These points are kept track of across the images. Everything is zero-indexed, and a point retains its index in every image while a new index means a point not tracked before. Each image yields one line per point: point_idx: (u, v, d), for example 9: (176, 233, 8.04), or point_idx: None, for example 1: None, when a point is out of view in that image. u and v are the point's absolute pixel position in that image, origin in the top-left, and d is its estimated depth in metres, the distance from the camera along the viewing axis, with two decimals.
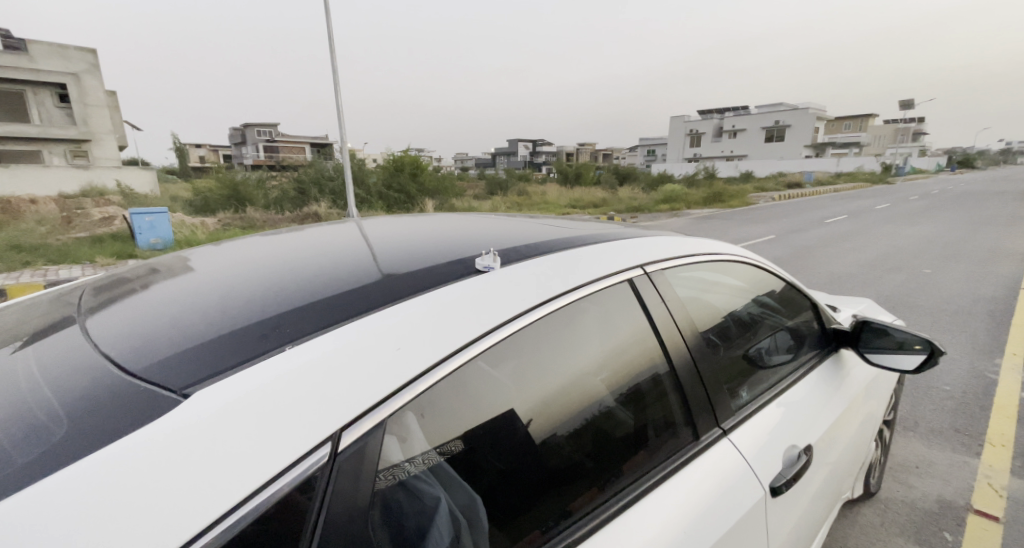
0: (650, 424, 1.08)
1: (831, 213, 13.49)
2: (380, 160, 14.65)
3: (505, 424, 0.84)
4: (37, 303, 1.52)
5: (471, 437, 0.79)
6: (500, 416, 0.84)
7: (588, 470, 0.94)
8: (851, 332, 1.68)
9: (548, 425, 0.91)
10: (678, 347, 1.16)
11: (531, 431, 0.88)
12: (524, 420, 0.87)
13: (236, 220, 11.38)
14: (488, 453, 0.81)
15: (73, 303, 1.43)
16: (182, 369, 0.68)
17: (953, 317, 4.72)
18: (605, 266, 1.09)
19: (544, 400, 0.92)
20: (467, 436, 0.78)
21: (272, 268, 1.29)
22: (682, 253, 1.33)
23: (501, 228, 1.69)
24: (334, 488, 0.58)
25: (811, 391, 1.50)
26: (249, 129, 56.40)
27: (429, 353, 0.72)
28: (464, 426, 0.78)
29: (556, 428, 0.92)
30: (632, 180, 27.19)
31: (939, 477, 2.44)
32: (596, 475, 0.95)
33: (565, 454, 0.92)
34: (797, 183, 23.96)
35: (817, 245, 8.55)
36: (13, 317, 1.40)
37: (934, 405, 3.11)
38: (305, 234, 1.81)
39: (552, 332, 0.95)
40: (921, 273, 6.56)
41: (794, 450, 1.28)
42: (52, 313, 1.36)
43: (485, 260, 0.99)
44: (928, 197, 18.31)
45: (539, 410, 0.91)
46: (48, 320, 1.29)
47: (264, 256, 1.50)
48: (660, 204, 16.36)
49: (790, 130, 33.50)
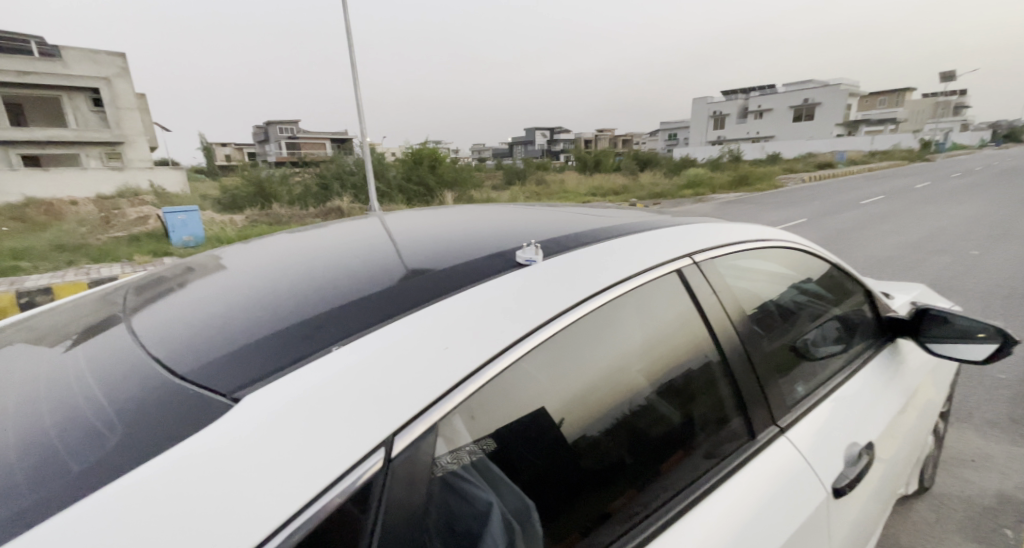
0: (697, 419, 1.02)
1: (865, 194, 12.94)
2: (399, 153, 14.72)
3: (541, 422, 0.78)
4: (83, 303, 1.55)
5: (509, 436, 0.73)
6: (537, 414, 0.78)
7: (630, 466, 0.89)
8: (908, 320, 1.58)
9: (585, 423, 0.85)
10: (728, 338, 1.10)
11: (565, 429, 0.82)
12: (559, 419, 0.81)
13: (263, 216, 11.62)
14: (533, 454, 0.76)
15: (116, 302, 1.45)
16: (230, 372, 0.66)
17: (1006, 301, 4.47)
18: (651, 256, 1.03)
19: (581, 395, 0.86)
20: (509, 434, 0.73)
21: (306, 263, 1.28)
22: (728, 241, 1.26)
23: (532, 218, 1.64)
24: (388, 493, 0.55)
25: (866, 383, 1.42)
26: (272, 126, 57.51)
27: (479, 353, 0.68)
28: (513, 425, 0.74)
29: (591, 428, 0.86)
30: (654, 165, 26.67)
31: (997, 472, 2.30)
32: (637, 474, 0.90)
33: (605, 451, 0.87)
34: (829, 163, 23.10)
35: (852, 227, 8.22)
36: (60, 317, 1.43)
37: (988, 394, 2.94)
38: (329, 230, 1.80)
39: (596, 326, 0.89)
40: (967, 255, 6.23)
41: (855, 447, 1.21)
42: (97, 313, 1.37)
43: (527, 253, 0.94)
44: (971, 174, 17.41)
45: (573, 407, 0.83)
46: (92, 320, 1.31)
47: (294, 253, 1.48)
48: (684, 190, 16.01)
49: (820, 108, 32.25)
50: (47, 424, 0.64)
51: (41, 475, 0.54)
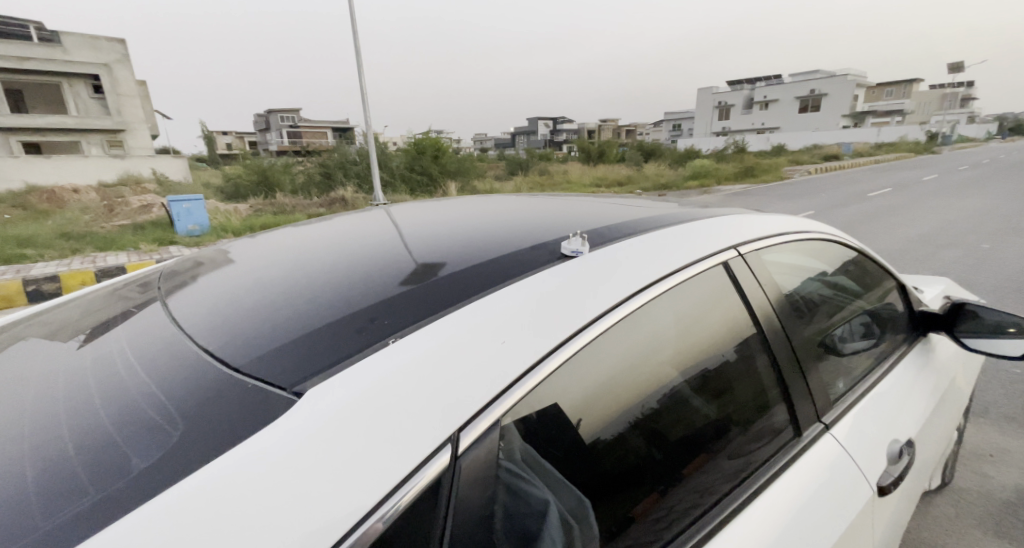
0: (735, 414, 0.99)
1: (873, 187, 12.85)
2: (402, 143, 14.61)
3: (560, 422, 0.69)
4: (95, 298, 1.53)
5: (538, 435, 0.66)
6: (556, 413, 0.69)
7: (657, 463, 0.84)
8: (942, 315, 1.56)
9: (599, 426, 0.76)
10: (773, 331, 1.08)
11: (582, 431, 0.73)
12: (576, 420, 0.71)
13: (267, 205, 11.56)
14: (580, 452, 0.73)
15: (129, 296, 1.43)
16: (285, 364, 0.64)
17: (1019, 295, 4.43)
18: (698, 248, 1.00)
19: (598, 391, 0.76)
20: (535, 433, 0.65)
21: (326, 255, 1.25)
22: (768, 233, 1.22)
23: (558, 209, 1.60)
24: (458, 490, 0.52)
25: (901, 379, 1.40)
26: (273, 115, 57.14)
27: (536, 346, 0.65)
28: (552, 421, 0.68)
29: (603, 431, 0.76)
30: (657, 156, 26.50)
31: (1016, 467, 2.29)
32: (665, 473, 0.85)
33: (633, 447, 0.81)
34: (835, 155, 22.93)
35: (861, 220, 8.16)
36: (72, 313, 1.40)
37: (1004, 389, 2.91)
38: (340, 222, 1.77)
39: (641, 320, 0.85)
40: (978, 248, 6.18)
41: (896, 445, 1.19)
42: (111, 308, 1.34)
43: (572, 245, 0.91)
44: (980, 167, 17.23)
45: (588, 406, 0.73)
46: (108, 315, 1.28)
47: (316, 244, 1.45)
48: (689, 181, 15.91)
49: (826, 100, 31.94)
50: (98, 419, 0.61)
51: (104, 473, 0.51)
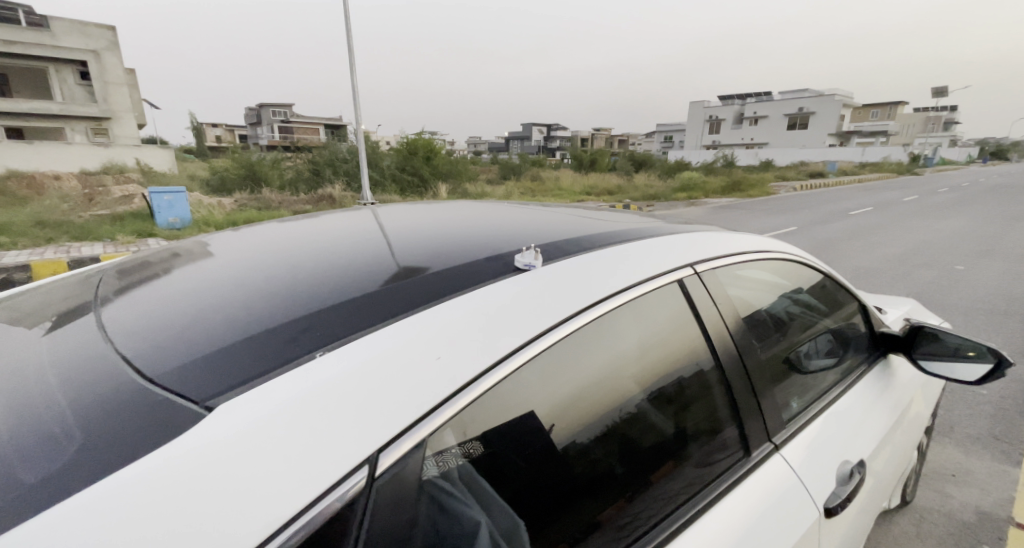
0: (689, 429, 1.01)
1: (855, 205, 13.14)
2: (393, 142, 14.55)
3: (531, 428, 0.74)
4: (64, 285, 1.48)
5: (502, 440, 0.70)
6: (526, 417, 0.73)
7: (618, 476, 0.86)
8: (902, 337, 1.58)
9: (573, 430, 0.81)
10: (726, 348, 1.09)
11: (553, 436, 0.78)
12: (548, 425, 0.76)
13: (253, 200, 11.38)
14: (528, 460, 0.74)
15: (98, 285, 1.38)
16: (205, 376, 0.61)
17: (988, 317, 4.55)
18: (653, 265, 1.01)
19: (570, 400, 0.81)
20: (495, 434, 0.69)
21: (293, 256, 1.22)
22: (730, 251, 1.24)
23: (533, 218, 1.59)
24: (373, 511, 0.51)
25: (858, 399, 1.41)
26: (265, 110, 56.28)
27: (474, 360, 0.65)
28: (503, 432, 0.70)
29: (579, 434, 0.82)
30: (648, 167, 26.81)
31: (977, 487, 2.33)
32: (626, 483, 0.88)
33: (594, 460, 0.84)
34: (821, 172, 23.40)
35: (842, 237, 8.31)
36: (38, 299, 1.34)
37: (970, 410, 2.98)
38: (317, 222, 1.73)
39: (592, 335, 0.86)
40: (952, 269, 6.33)
41: (846, 466, 1.20)
42: (81, 296, 1.30)
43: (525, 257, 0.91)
44: (959, 190, 17.66)
45: (562, 414, 0.79)
46: (76, 302, 1.24)
47: (291, 243, 1.42)
48: (678, 193, 16.09)
49: (815, 118, 32.58)
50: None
51: None
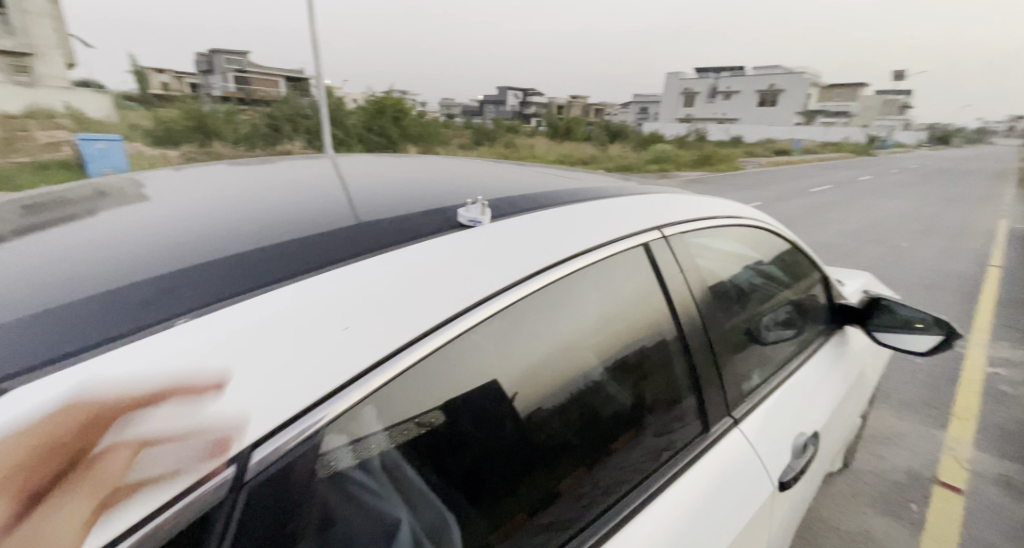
0: (647, 399, 0.96)
1: (813, 183, 13.59)
2: (360, 99, 13.75)
3: (495, 397, 0.71)
4: None
5: (457, 407, 0.65)
6: (488, 386, 0.69)
7: (573, 447, 0.82)
8: (857, 308, 1.58)
9: (541, 396, 0.78)
10: (686, 311, 1.04)
11: (516, 405, 0.74)
12: (511, 394, 0.72)
13: (203, 155, 10.58)
14: (473, 427, 0.67)
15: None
16: (14, 340, 0.48)
17: (927, 292, 4.80)
18: (618, 227, 0.96)
19: (535, 366, 0.77)
20: (457, 402, 0.65)
21: (232, 205, 1.04)
22: (699, 216, 1.19)
23: (496, 174, 1.47)
24: (242, 514, 0.43)
25: (816, 371, 1.40)
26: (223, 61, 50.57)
27: (399, 326, 0.57)
28: (462, 404, 0.66)
29: (545, 400, 0.78)
30: (621, 138, 26.72)
31: (908, 450, 2.46)
32: (582, 453, 0.84)
33: (551, 431, 0.79)
34: (784, 150, 24.00)
35: (799, 213, 8.57)
36: None
37: (906, 377, 3.13)
38: (272, 169, 1.53)
39: (547, 302, 0.79)
40: (897, 246, 6.65)
41: (801, 438, 1.19)
42: None
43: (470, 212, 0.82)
44: (907, 171, 18.53)
45: (526, 382, 0.75)
46: None
47: (231, 189, 1.24)
48: (649, 164, 16.12)
49: (783, 95, 33.09)
50: None
51: None
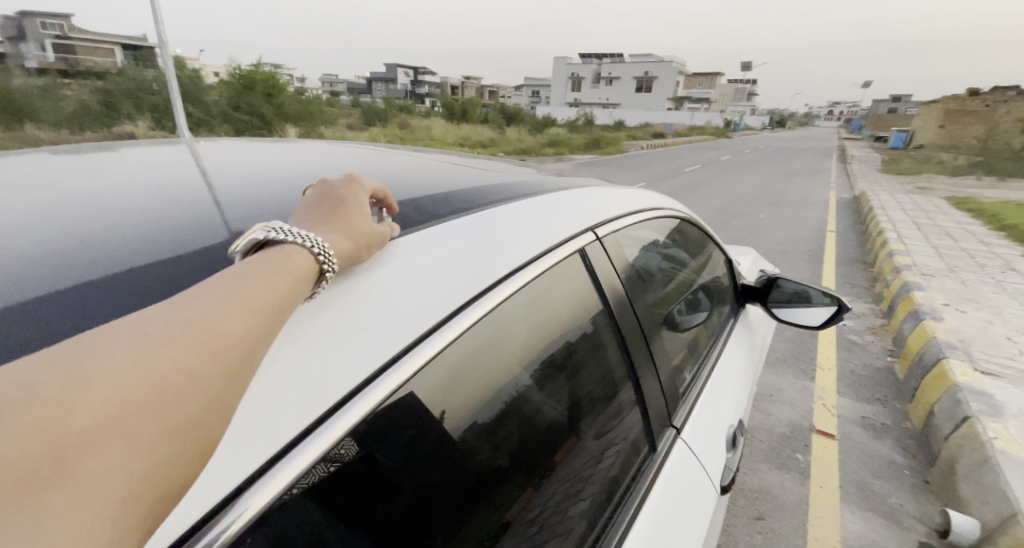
0: (584, 397, 0.89)
1: (687, 163, 15.01)
2: (222, 73, 12.07)
3: (421, 435, 0.57)
4: None
5: (367, 452, 0.51)
6: (402, 401, 0.54)
7: (508, 471, 0.70)
8: (758, 288, 1.67)
9: (471, 411, 0.66)
10: (616, 295, 1.00)
11: (445, 424, 0.61)
12: (438, 413, 0.60)
13: (5, 138, 8.36)
14: (394, 463, 0.54)
15: None
16: None
17: (785, 257, 5.53)
18: (553, 230, 0.88)
19: (458, 375, 0.64)
20: (374, 428, 0.51)
21: (29, 211, 0.74)
22: (626, 212, 1.16)
23: (400, 164, 1.29)
24: None
25: (732, 354, 1.47)
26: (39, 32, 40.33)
27: (294, 381, 0.47)
28: (381, 462, 0.52)
29: (477, 415, 0.67)
30: (514, 120, 26.99)
31: (788, 403, 2.78)
32: (519, 471, 0.73)
33: (484, 453, 0.67)
34: (660, 132, 26.17)
35: (679, 191, 9.39)
36: None
37: (780, 337, 3.56)
38: (102, 158, 1.17)
39: (485, 329, 0.69)
40: (758, 218, 7.58)
41: (731, 429, 1.23)
42: None
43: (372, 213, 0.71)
44: (758, 151, 21.32)
45: (452, 397, 0.62)
46: None
47: (33, 182, 0.91)
48: (542, 146, 16.50)
49: (656, 81, 35.94)
50: None
51: None
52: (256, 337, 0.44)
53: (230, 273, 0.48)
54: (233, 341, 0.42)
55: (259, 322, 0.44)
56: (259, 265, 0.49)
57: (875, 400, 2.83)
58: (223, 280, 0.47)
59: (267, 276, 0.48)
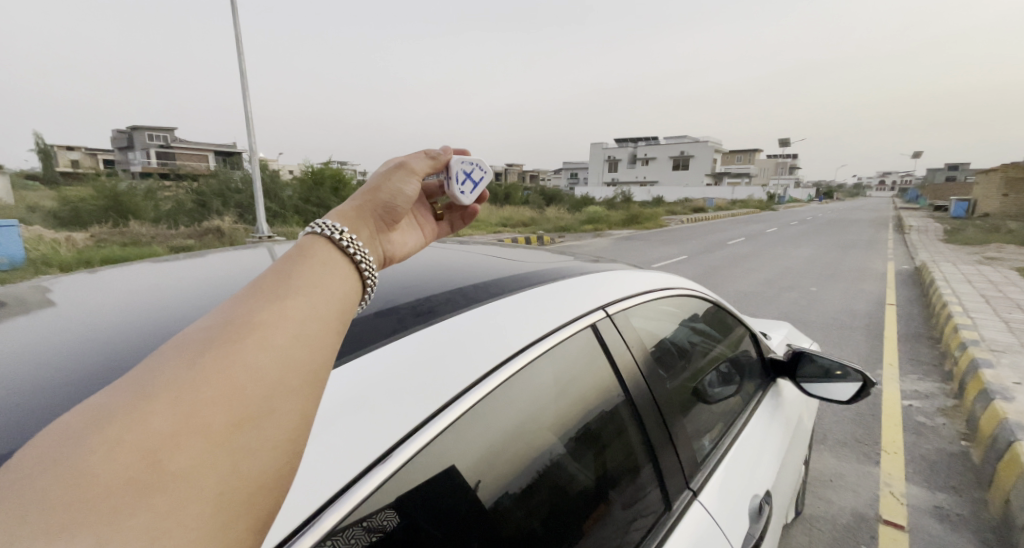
0: (610, 471, 0.99)
1: (731, 236, 14.97)
2: (296, 172, 13.69)
3: (456, 491, 0.71)
4: None
5: (415, 502, 0.65)
6: (446, 470, 0.70)
7: (539, 536, 0.82)
8: (786, 362, 1.71)
9: (504, 481, 0.79)
10: (632, 375, 1.10)
11: (481, 492, 0.75)
12: (475, 482, 0.74)
13: (116, 233, 9.72)
14: (434, 517, 0.68)
15: None
16: None
17: (840, 332, 5.31)
18: (568, 309, 1.02)
19: (494, 452, 0.78)
20: (411, 497, 0.64)
21: (167, 315, 0.98)
22: (638, 291, 1.28)
23: (441, 257, 1.51)
24: None
25: (760, 426, 1.49)
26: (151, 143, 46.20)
27: (352, 447, 0.59)
28: (425, 506, 0.66)
29: (510, 485, 0.80)
30: (556, 200, 28.19)
31: (850, 490, 2.59)
32: (548, 537, 0.83)
33: (516, 520, 0.80)
34: (701, 207, 26.44)
35: (722, 265, 9.34)
36: None
37: (838, 417, 3.36)
38: (206, 262, 1.47)
39: (509, 398, 0.83)
40: (809, 290, 7.36)
41: (756, 500, 1.25)
42: None
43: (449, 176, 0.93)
44: (806, 223, 20.95)
45: (487, 467, 0.77)
46: None
47: (161, 288, 1.19)
48: (583, 225, 17.03)
49: (694, 160, 36.95)
50: None
51: None
52: (325, 318, 0.59)
53: (295, 264, 0.63)
54: (310, 321, 0.56)
55: (324, 306, 0.59)
56: (314, 251, 0.64)
57: (951, 489, 2.59)
58: (291, 271, 0.61)
59: (322, 265, 0.63)
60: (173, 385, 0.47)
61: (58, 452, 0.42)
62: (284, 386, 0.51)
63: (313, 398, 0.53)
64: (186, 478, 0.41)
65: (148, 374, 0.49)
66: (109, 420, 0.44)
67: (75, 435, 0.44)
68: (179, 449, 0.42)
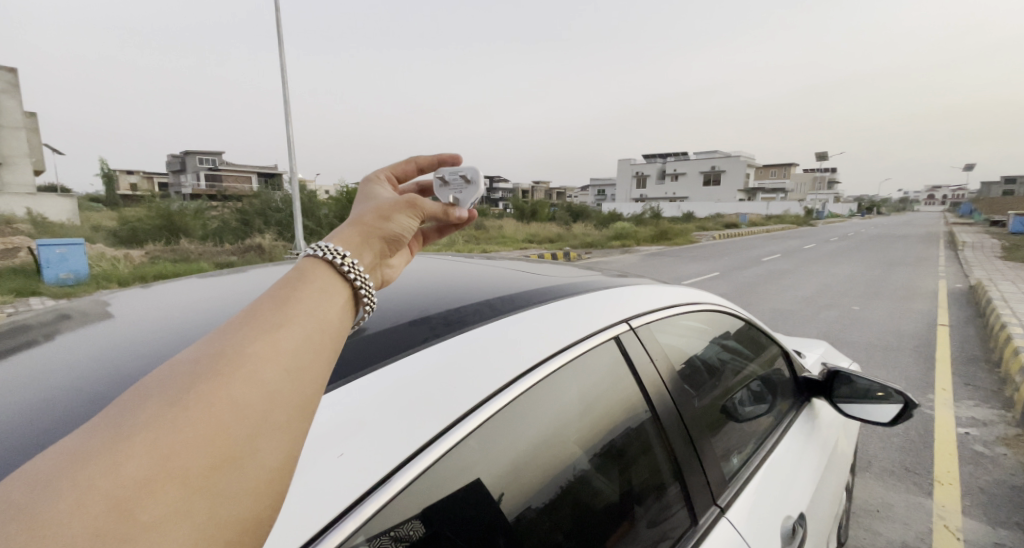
0: (634, 488, 0.98)
1: (766, 252, 14.55)
2: (333, 192, 14.21)
3: (479, 499, 0.73)
4: None
5: (439, 510, 0.67)
6: (471, 481, 0.72)
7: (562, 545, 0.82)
8: (821, 380, 1.66)
9: (526, 495, 0.80)
10: (658, 391, 1.10)
11: (504, 505, 0.77)
12: (498, 494, 0.76)
13: (168, 249, 10.38)
14: (460, 527, 0.69)
15: None
16: None
17: (886, 353, 5.04)
18: (592, 322, 1.03)
19: (516, 466, 0.80)
20: (436, 508, 0.67)
21: (211, 324, 1.05)
22: (663, 305, 1.27)
23: (468, 270, 1.55)
24: None
25: (795, 447, 1.44)
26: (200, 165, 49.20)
27: (381, 451, 0.62)
28: (451, 512, 0.69)
29: (532, 499, 0.81)
30: (585, 217, 28.18)
31: (900, 522, 2.44)
32: None
33: (542, 531, 0.81)
34: (735, 222, 25.83)
35: (757, 282, 9.08)
36: None
37: (884, 443, 3.18)
38: (245, 278, 1.56)
39: (532, 409, 0.84)
40: (851, 309, 7.05)
41: (789, 521, 1.20)
42: None
43: (452, 188, 0.91)
44: (847, 239, 20.10)
45: (511, 479, 0.78)
46: None
47: (204, 301, 1.27)
48: (612, 241, 16.91)
49: (727, 175, 36.26)
50: None
51: None
52: (319, 345, 0.60)
53: (296, 288, 0.64)
54: (302, 351, 0.57)
55: (319, 334, 0.61)
56: (315, 275, 0.66)
57: (1013, 525, 2.40)
58: (290, 295, 0.63)
59: (323, 289, 0.65)
60: (156, 423, 0.47)
61: (31, 494, 0.41)
62: (269, 422, 0.51)
63: (300, 434, 0.54)
64: (161, 524, 0.41)
65: (128, 412, 0.49)
66: (88, 459, 0.44)
67: (46, 477, 0.43)
68: (153, 498, 0.41)
